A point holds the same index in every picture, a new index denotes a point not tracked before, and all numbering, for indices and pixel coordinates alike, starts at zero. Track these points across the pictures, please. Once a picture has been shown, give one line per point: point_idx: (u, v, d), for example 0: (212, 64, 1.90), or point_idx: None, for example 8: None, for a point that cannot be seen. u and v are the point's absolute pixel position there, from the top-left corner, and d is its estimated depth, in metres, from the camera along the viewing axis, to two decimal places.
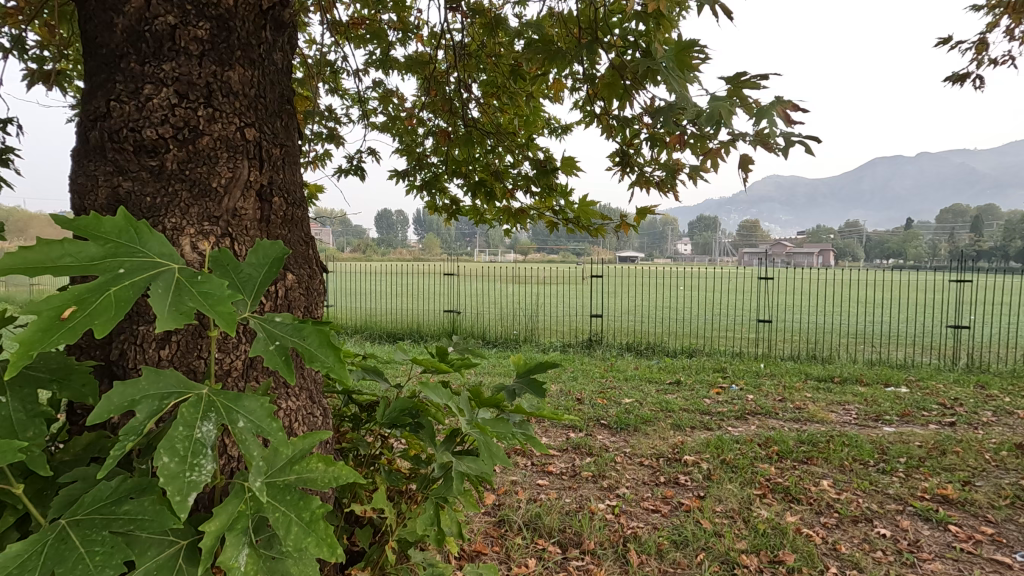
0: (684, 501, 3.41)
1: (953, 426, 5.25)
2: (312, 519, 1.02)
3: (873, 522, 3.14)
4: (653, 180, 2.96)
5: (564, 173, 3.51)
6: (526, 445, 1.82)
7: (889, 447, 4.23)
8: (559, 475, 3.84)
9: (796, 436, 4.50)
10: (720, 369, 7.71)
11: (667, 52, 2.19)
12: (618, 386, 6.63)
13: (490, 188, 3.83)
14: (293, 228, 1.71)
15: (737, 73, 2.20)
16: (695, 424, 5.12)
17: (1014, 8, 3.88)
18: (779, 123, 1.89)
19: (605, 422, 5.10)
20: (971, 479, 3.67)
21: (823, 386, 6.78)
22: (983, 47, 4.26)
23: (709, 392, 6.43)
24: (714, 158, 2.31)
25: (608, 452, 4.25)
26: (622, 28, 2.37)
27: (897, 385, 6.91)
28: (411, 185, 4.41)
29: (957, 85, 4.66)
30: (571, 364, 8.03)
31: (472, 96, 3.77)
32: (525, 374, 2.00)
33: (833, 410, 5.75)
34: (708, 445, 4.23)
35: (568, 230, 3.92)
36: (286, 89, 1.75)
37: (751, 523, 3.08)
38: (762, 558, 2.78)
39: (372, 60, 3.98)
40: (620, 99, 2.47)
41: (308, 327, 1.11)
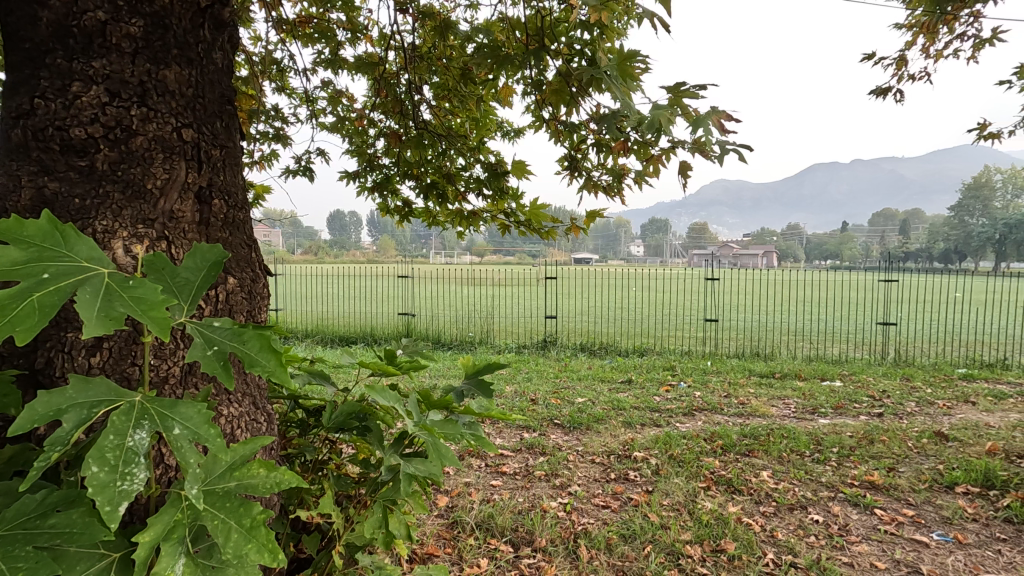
0: (633, 496, 3.50)
1: (881, 416, 5.61)
2: (253, 526, 1.01)
3: (807, 508, 3.33)
4: (601, 184, 3.03)
5: (515, 177, 3.56)
6: (475, 445, 1.83)
7: (823, 438, 4.48)
8: (512, 475, 3.88)
9: (740, 430, 4.70)
10: (669, 367, 7.96)
11: (611, 61, 2.27)
12: (572, 386, 6.73)
13: (442, 190, 3.85)
14: (234, 231, 1.68)
15: (677, 83, 2.30)
16: (645, 421, 5.27)
17: (929, 29, 4.19)
18: (714, 132, 1.99)
19: (558, 421, 5.18)
20: (896, 465, 3.94)
21: (764, 382, 7.11)
22: (903, 62, 4.57)
23: (659, 389, 6.64)
24: (657, 164, 2.41)
25: (560, 451, 4.32)
26: (568, 36, 2.43)
27: (832, 379, 7.32)
28: (362, 186, 4.36)
29: (880, 98, 4.98)
30: (526, 365, 8.11)
31: (423, 98, 3.76)
32: (473, 376, 2.02)
33: (773, 404, 6.04)
34: (657, 442, 4.37)
35: (520, 232, 3.97)
36: (227, 89, 1.72)
37: (696, 515, 3.20)
38: (705, 548, 2.90)
39: (321, 60, 3.91)
40: (567, 106, 2.53)
41: (248, 331, 1.10)
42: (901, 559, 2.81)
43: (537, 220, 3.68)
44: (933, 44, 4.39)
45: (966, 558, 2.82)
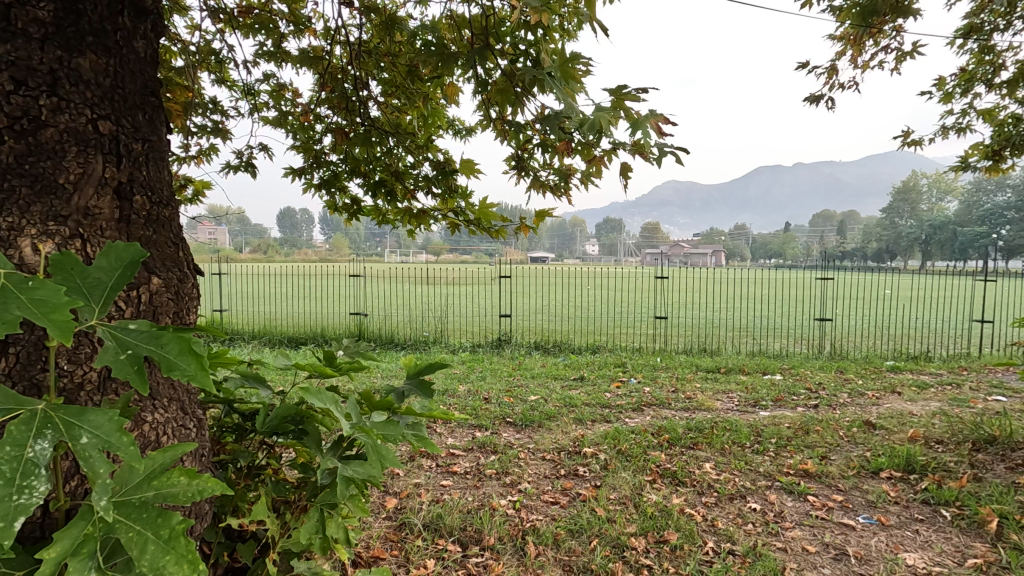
0: (581, 491, 3.56)
1: (816, 407, 5.91)
2: (172, 537, 0.97)
3: (746, 498, 3.47)
4: (548, 184, 3.06)
5: (464, 175, 3.56)
6: (418, 445, 1.81)
7: (762, 430, 4.68)
8: (463, 475, 3.87)
9: (686, 424, 4.85)
10: (620, 364, 8.13)
11: (554, 63, 2.29)
12: (525, 384, 6.78)
13: (391, 188, 3.82)
14: (158, 229, 1.62)
15: (619, 86, 2.34)
16: (596, 417, 5.36)
17: (857, 40, 4.43)
18: (653, 134, 2.04)
19: (511, 419, 5.20)
20: (828, 454, 4.16)
21: (710, 377, 7.37)
22: (834, 71, 4.82)
23: (610, 386, 6.77)
24: (599, 165, 2.45)
25: (512, 449, 4.34)
26: (513, 37, 2.44)
27: (772, 372, 7.66)
28: (307, 183, 4.25)
29: (813, 105, 5.24)
30: (480, 364, 8.11)
31: (370, 94, 3.71)
32: (415, 376, 1.99)
33: (718, 398, 6.26)
34: (606, 437, 4.45)
35: (469, 231, 3.98)
36: (150, 79, 1.65)
37: (641, 507, 3.29)
38: (649, 539, 2.98)
39: (263, 51, 3.77)
40: (512, 106, 2.53)
41: (167, 334, 1.04)
42: (830, 542, 2.97)
43: (486, 219, 3.68)
44: (861, 55, 4.65)
45: (888, 538, 3.00)
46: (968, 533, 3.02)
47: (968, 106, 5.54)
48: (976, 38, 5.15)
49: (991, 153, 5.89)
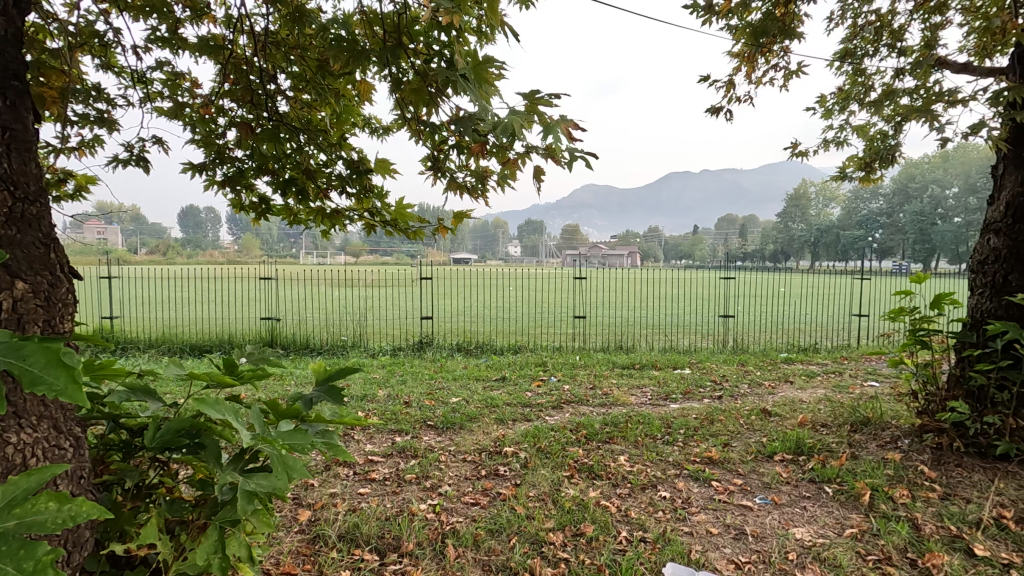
0: (502, 491, 3.59)
1: (720, 398, 6.34)
2: (37, 570, 0.88)
3: (657, 486, 3.65)
4: (465, 185, 3.07)
5: (379, 175, 3.48)
6: (329, 453, 1.75)
7: (672, 422, 4.95)
8: (382, 482, 3.77)
9: (602, 419, 5.02)
10: (541, 363, 8.28)
11: (468, 64, 2.30)
12: (446, 386, 6.74)
13: (301, 187, 3.69)
14: (23, 228, 1.45)
15: (531, 91, 2.40)
16: (517, 416, 5.43)
17: (752, 58, 4.80)
18: (564, 139, 2.10)
19: (431, 422, 5.15)
20: (730, 441, 4.46)
21: (626, 373, 7.69)
22: (731, 85, 5.18)
23: (531, 385, 6.89)
24: (514, 168, 2.49)
25: (432, 452, 4.30)
26: (428, 37, 2.42)
27: (682, 367, 8.12)
28: (208, 180, 3.97)
29: (714, 116, 5.61)
30: (400, 367, 7.96)
31: (278, 88, 3.54)
32: (324, 382, 1.92)
33: (633, 393, 6.55)
34: (526, 436, 4.52)
35: (387, 233, 3.92)
36: (13, 62, 1.48)
37: (559, 503, 3.37)
38: (566, 533, 3.06)
39: (156, 37, 3.48)
40: (427, 106, 2.51)
41: (30, 345, 0.96)
42: (731, 523, 3.19)
43: (403, 220, 3.65)
44: (754, 71, 5.03)
45: (781, 516, 3.27)
46: (846, 505, 3.34)
47: (844, 122, 6.15)
48: (850, 61, 5.73)
49: (864, 164, 6.58)
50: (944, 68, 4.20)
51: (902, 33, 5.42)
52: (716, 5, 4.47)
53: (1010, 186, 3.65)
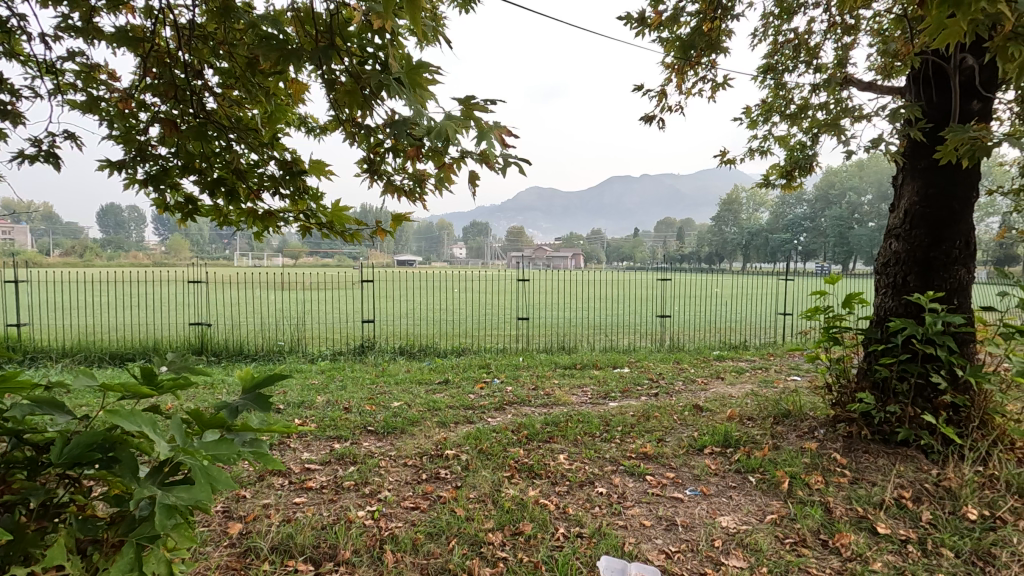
0: (442, 494, 3.59)
1: (656, 395, 6.58)
2: None
3: (594, 483, 3.76)
4: (403, 188, 3.06)
5: (314, 176, 3.41)
6: (256, 462, 1.70)
7: (610, 420, 5.10)
8: (319, 490, 3.68)
9: (543, 419, 5.11)
10: (484, 365, 8.31)
11: (402, 68, 2.30)
12: (388, 390, 6.64)
13: (232, 187, 3.56)
14: None
15: (467, 96, 2.43)
16: (459, 418, 5.43)
17: (682, 69, 5.03)
18: (497, 145, 2.14)
19: (372, 427, 5.07)
20: (664, 436, 4.65)
21: (567, 373, 7.85)
22: (663, 95, 5.40)
23: (474, 387, 6.90)
24: (450, 172, 2.51)
25: (372, 458, 4.23)
26: (362, 39, 2.40)
27: (621, 366, 8.37)
28: (128, 178, 3.76)
29: (647, 123, 5.83)
30: (340, 372, 7.77)
31: (205, 85, 3.40)
32: (251, 390, 1.86)
33: (574, 392, 6.70)
34: (468, 438, 4.54)
35: (323, 235, 3.84)
36: None
37: (499, 503, 3.41)
38: (505, 532, 3.10)
39: (68, 26, 3.27)
40: (362, 109, 2.49)
41: None
42: (663, 515, 3.33)
43: (340, 223, 3.59)
44: (684, 83, 5.27)
45: (709, 506, 3.44)
46: (768, 493, 3.56)
47: (767, 133, 6.53)
48: (772, 76, 6.10)
49: (785, 172, 7.02)
50: (852, 86, 4.56)
51: (817, 52, 5.83)
52: (647, 17, 4.66)
53: (907, 196, 4.00)
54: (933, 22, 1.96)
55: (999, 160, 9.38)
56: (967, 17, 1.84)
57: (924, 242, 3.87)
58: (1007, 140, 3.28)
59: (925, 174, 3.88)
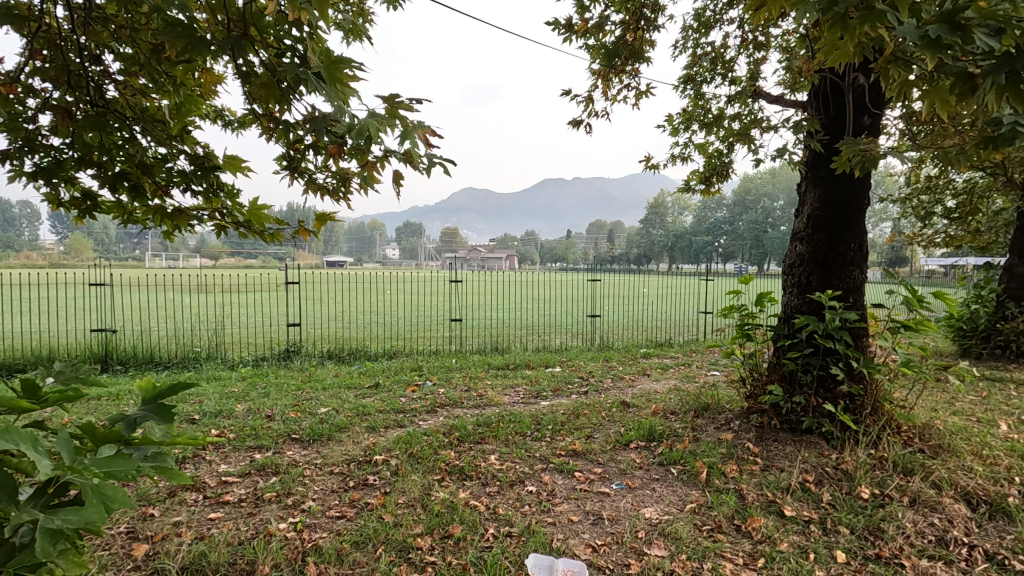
0: (370, 501, 3.50)
1: (586, 393, 6.75)
2: None
3: (524, 481, 3.80)
4: (326, 187, 2.96)
5: (229, 172, 3.23)
6: (158, 477, 1.59)
7: (541, 419, 5.17)
8: (236, 503, 3.49)
9: (475, 420, 5.10)
10: (416, 367, 8.18)
11: (321, 62, 2.23)
12: (314, 396, 6.40)
13: (137, 182, 3.31)
14: None
15: (392, 94, 2.39)
16: (389, 423, 5.32)
17: (608, 76, 5.18)
18: (421, 145, 2.12)
19: (296, 435, 4.86)
20: (592, 433, 4.77)
21: (500, 373, 7.89)
22: (590, 100, 5.55)
23: (405, 390, 6.79)
24: (374, 170, 2.46)
25: (296, 467, 4.06)
26: (280, 31, 2.30)
27: (553, 365, 8.52)
28: (14, 171, 3.40)
29: (575, 128, 5.97)
30: (263, 379, 7.41)
31: (105, 71, 3.13)
32: (152, 401, 1.74)
33: (506, 393, 6.74)
34: (398, 442, 4.46)
35: (241, 234, 3.66)
36: None
37: (429, 507, 3.37)
38: (434, 536, 3.07)
39: None
40: (279, 103, 2.40)
41: None
42: (590, 510, 3.41)
43: (258, 222, 3.43)
44: (609, 89, 5.44)
45: (633, 498, 3.56)
46: (688, 483, 3.73)
47: (688, 140, 6.86)
48: (692, 86, 6.42)
49: (704, 178, 7.40)
50: (761, 98, 4.88)
51: (732, 65, 6.20)
52: (575, 24, 4.77)
53: (810, 202, 4.32)
54: (827, 43, 2.14)
55: (889, 169, 10.35)
56: (853, 40, 2.02)
57: (824, 245, 4.21)
58: (892, 153, 3.62)
59: (824, 182, 4.21)
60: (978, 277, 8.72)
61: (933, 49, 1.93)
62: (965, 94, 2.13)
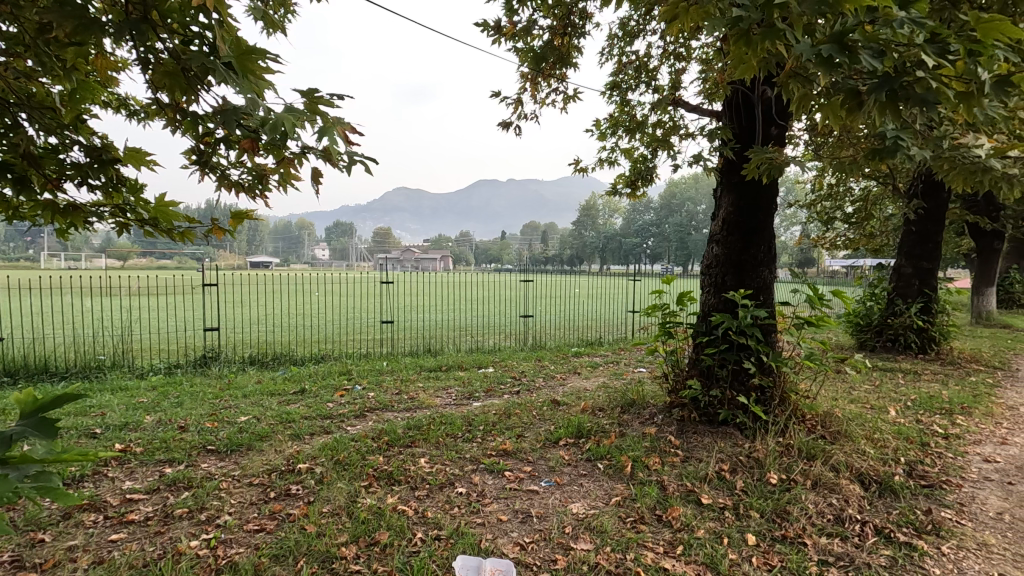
0: (292, 511, 3.35)
1: (518, 393, 6.81)
2: None
3: (454, 484, 3.77)
4: (241, 183, 2.82)
5: (131, 165, 3.00)
6: (41, 500, 1.44)
7: (472, 420, 5.16)
8: (142, 522, 3.25)
9: (405, 423, 5.02)
10: (346, 371, 7.94)
11: (231, 51, 2.11)
12: (233, 405, 6.06)
13: (21, 175, 3.00)
14: None
15: (311, 89, 2.31)
16: (315, 429, 5.13)
17: (537, 79, 5.25)
18: (340, 142, 2.06)
19: (212, 446, 4.58)
20: (523, 432, 4.82)
21: (432, 375, 7.80)
22: (520, 103, 5.60)
23: (333, 395, 6.56)
24: (290, 167, 2.37)
25: (211, 480, 3.82)
26: (186, 15, 2.16)
27: (485, 365, 8.53)
28: None
29: (506, 129, 6.00)
30: (176, 388, 6.93)
31: None
32: (33, 416, 1.59)
33: (438, 395, 6.67)
34: (324, 449, 4.30)
35: (147, 232, 3.41)
36: None
37: (355, 514, 3.28)
38: (360, 544, 3.00)
39: None
40: (185, 93, 2.26)
41: None
42: (519, 508, 3.44)
43: (166, 219, 3.18)
44: (538, 92, 5.52)
45: (561, 495, 3.63)
46: (614, 477, 3.85)
47: (615, 145, 7.08)
48: (618, 93, 6.62)
49: (630, 182, 7.66)
50: (680, 106, 5.11)
51: (655, 74, 6.46)
52: (503, 27, 4.80)
53: (724, 207, 4.57)
54: (735, 57, 2.28)
55: (797, 176, 11.14)
56: (756, 55, 2.15)
57: (737, 246, 4.47)
58: (795, 162, 3.90)
59: (737, 187, 4.48)
60: (873, 276, 9.57)
61: (826, 67, 2.09)
62: (854, 110, 2.34)
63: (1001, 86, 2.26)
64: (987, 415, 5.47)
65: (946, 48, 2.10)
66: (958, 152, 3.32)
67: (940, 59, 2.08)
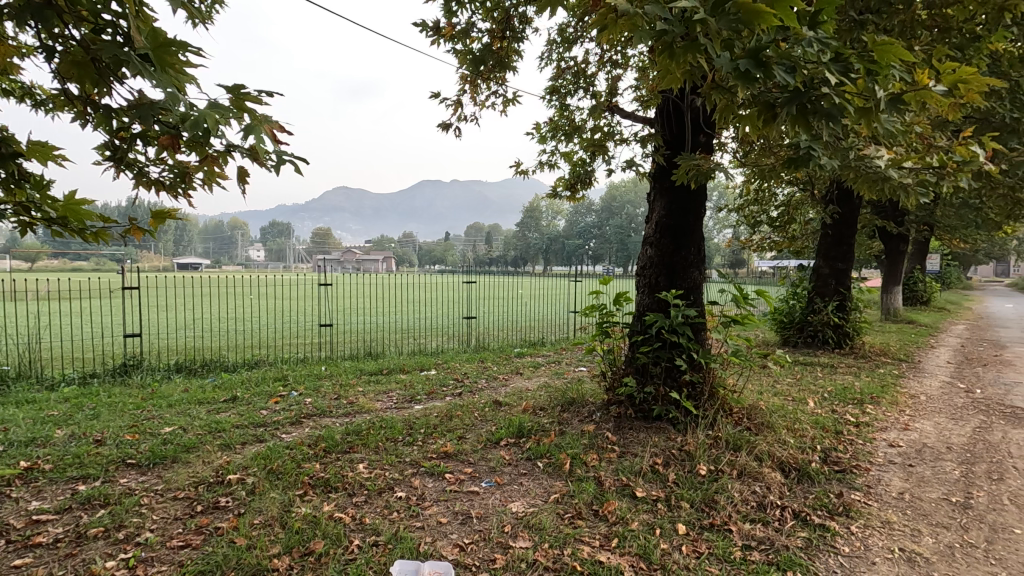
0: (220, 525, 3.20)
1: (460, 394, 6.79)
2: None
3: (393, 488, 3.72)
4: (162, 182, 2.68)
5: (35, 160, 2.78)
6: None
7: (413, 423, 5.10)
8: (51, 545, 3.01)
9: (343, 429, 4.90)
10: (281, 377, 7.64)
11: (148, 41, 2.00)
12: (157, 415, 5.71)
13: None
14: None
15: (236, 85, 2.22)
16: (247, 438, 4.91)
17: (476, 80, 5.26)
18: (267, 141, 2.00)
19: (132, 460, 4.31)
20: (464, 433, 4.81)
21: (372, 379, 7.64)
22: (460, 103, 5.59)
23: (267, 402, 6.31)
24: (215, 164, 2.27)
25: (130, 497, 3.59)
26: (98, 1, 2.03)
27: (428, 368, 8.44)
28: None
29: (445, 130, 5.97)
30: (92, 399, 6.44)
31: None
32: None
33: (378, 399, 6.56)
34: (256, 459, 4.13)
35: (55, 233, 3.17)
36: None
37: (288, 524, 3.18)
38: (293, 555, 2.91)
39: None
40: (97, 86, 2.13)
41: None
42: (459, 510, 3.44)
43: (78, 219, 2.94)
44: (478, 94, 5.53)
45: (501, 495, 3.65)
46: (553, 475, 3.92)
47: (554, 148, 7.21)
48: (557, 97, 6.75)
49: (570, 184, 7.82)
50: (615, 112, 5.27)
51: (592, 80, 6.62)
52: (442, 27, 4.78)
53: (657, 211, 4.75)
54: (662, 67, 2.38)
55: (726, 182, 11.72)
56: (679, 66, 2.27)
57: (669, 248, 4.65)
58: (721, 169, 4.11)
59: (668, 192, 4.67)
60: (795, 276, 10.19)
61: (744, 80, 2.20)
62: (769, 121, 2.50)
63: (894, 102, 2.48)
64: (893, 403, 5.96)
65: (847, 67, 2.28)
66: (862, 162, 3.60)
67: (842, 76, 2.26)
